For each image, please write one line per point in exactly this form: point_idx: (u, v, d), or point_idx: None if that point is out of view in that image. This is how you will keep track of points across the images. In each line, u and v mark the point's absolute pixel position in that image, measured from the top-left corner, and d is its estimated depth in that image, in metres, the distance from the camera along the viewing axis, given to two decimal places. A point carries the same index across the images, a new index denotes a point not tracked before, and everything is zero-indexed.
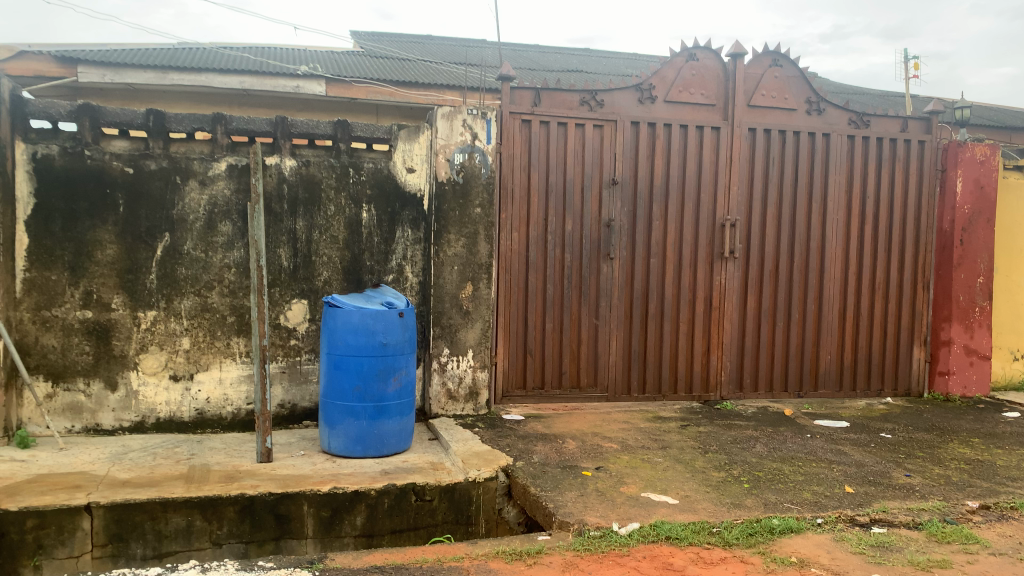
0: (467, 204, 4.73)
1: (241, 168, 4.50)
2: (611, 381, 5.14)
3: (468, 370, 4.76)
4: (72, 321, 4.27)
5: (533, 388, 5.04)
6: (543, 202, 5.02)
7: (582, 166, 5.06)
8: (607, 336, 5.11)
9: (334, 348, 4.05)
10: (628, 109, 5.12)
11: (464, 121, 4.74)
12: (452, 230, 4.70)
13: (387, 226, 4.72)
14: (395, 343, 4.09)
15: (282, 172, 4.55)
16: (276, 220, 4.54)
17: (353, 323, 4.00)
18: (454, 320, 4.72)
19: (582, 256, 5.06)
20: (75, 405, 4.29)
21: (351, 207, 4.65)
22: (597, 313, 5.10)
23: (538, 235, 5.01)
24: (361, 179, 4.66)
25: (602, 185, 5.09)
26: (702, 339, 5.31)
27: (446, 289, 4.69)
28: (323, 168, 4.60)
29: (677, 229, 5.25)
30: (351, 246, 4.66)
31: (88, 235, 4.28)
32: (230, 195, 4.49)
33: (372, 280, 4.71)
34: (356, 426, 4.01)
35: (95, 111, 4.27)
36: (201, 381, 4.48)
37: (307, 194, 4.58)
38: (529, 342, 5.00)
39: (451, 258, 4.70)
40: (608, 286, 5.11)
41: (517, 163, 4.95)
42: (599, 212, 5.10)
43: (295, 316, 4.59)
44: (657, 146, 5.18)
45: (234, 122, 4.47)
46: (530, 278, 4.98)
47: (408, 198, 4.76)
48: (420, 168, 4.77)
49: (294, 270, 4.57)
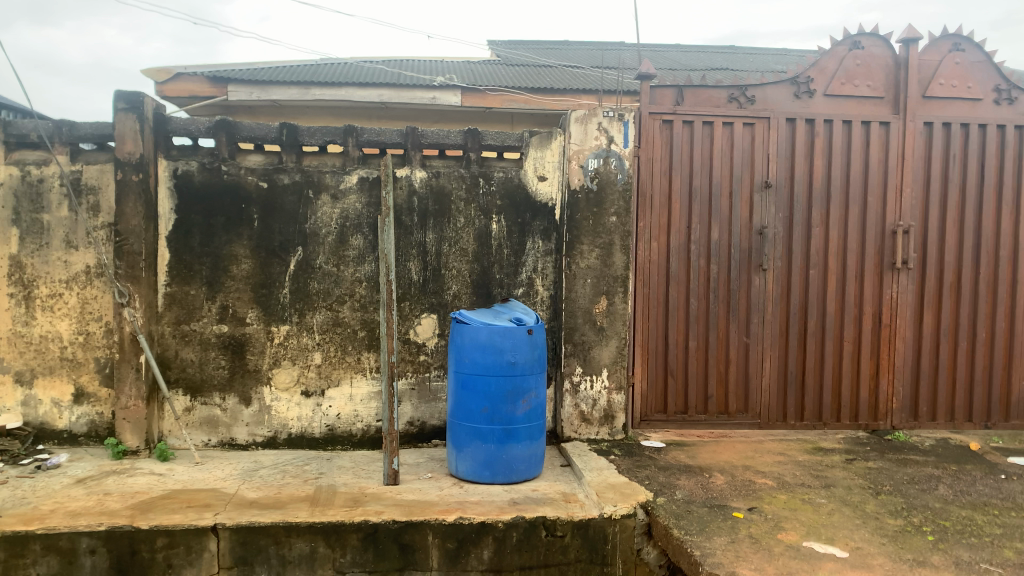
0: (602, 213, 4.42)
1: (369, 180, 4.39)
2: (763, 406, 4.67)
3: (602, 392, 4.42)
4: (209, 336, 4.31)
5: (675, 412, 4.64)
6: (687, 208, 4.62)
7: (731, 168, 4.63)
8: (758, 355, 4.65)
9: (462, 366, 3.84)
10: (783, 105, 4.65)
11: (600, 124, 4.43)
12: (586, 240, 4.40)
13: (518, 238, 4.49)
14: (525, 363, 3.82)
15: (412, 183, 4.41)
16: (405, 233, 4.40)
17: (481, 340, 3.78)
18: (587, 338, 4.40)
19: (730, 268, 4.63)
20: (211, 419, 4.33)
21: (481, 219, 4.45)
22: (748, 330, 4.64)
23: (681, 244, 4.61)
24: (491, 189, 4.46)
25: (754, 189, 4.63)
26: (868, 360, 4.73)
27: (579, 304, 4.39)
28: (452, 179, 4.43)
29: (840, 237, 4.70)
30: (481, 259, 4.46)
31: (224, 250, 4.31)
32: (360, 208, 4.38)
33: (502, 294, 4.49)
34: (484, 450, 3.78)
35: (231, 127, 4.30)
36: (331, 397, 4.39)
37: (436, 205, 4.42)
38: (671, 361, 4.60)
39: (585, 270, 4.39)
40: (760, 300, 4.64)
41: (658, 167, 4.59)
42: (750, 218, 4.65)
43: (424, 331, 4.43)
44: (817, 144, 4.66)
45: (365, 134, 4.37)
46: (672, 291, 4.59)
47: (539, 208, 4.50)
48: (551, 176, 4.50)
49: (423, 285, 4.42)
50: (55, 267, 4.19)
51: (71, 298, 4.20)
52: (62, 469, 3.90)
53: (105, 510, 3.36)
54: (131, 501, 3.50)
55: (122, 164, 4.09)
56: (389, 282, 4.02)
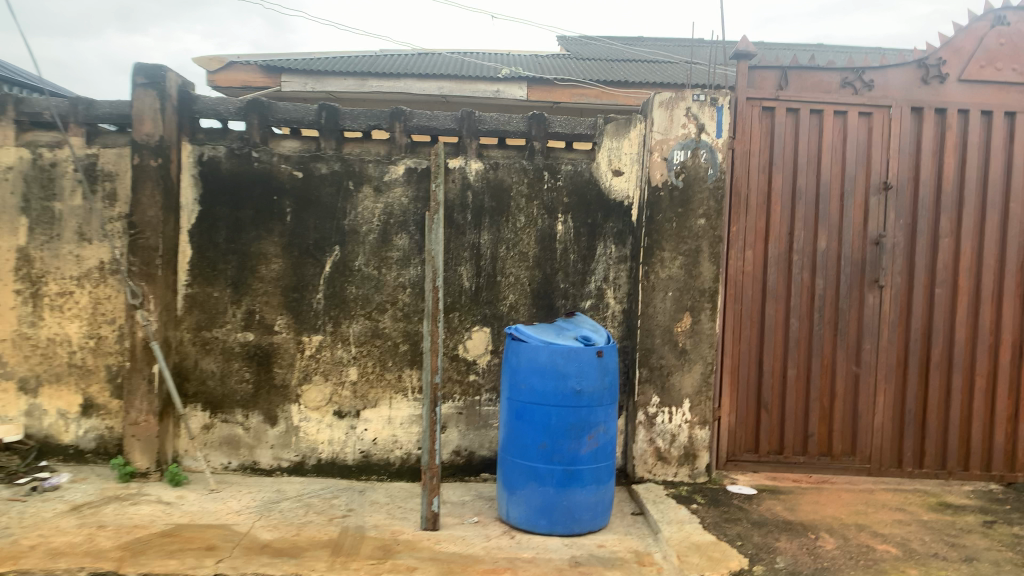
0: (688, 214, 3.75)
1: (417, 170, 3.81)
2: (874, 449, 3.92)
3: (682, 427, 3.76)
4: (232, 345, 3.80)
5: (769, 453, 3.94)
6: (788, 212, 3.92)
7: (843, 165, 3.91)
8: (870, 389, 3.90)
9: (517, 393, 3.22)
10: (907, 92, 3.91)
11: (688, 109, 3.76)
12: (668, 246, 3.74)
13: (587, 242, 3.85)
14: (592, 392, 3.18)
15: (466, 176, 3.82)
16: (457, 233, 3.82)
17: (540, 362, 3.16)
18: (666, 361, 3.75)
19: (838, 284, 3.90)
20: (232, 439, 3.82)
21: (546, 218, 3.84)
22: (859, 358, 3.90)
23: (780, 254, 3.91)
24: (557, 184, 3.84)
25: (870, 191, 3.90)
26: (1006, 399, 3.92)
27: (657, 321, 3.74)
28: (509, 171, 3.82)
29: (975, 250, 3.92)
30: (543, 265, 3.84)
31: (252, 247, 3.79)
32: (407, 203, 3.80)
33: (566, 307, 3.86)
34: (540, 494, 3.16)
35: (265, 108, 3.79)
36: (368, 420, 3.82)
37: (494, 202, 3.82)
38: (764, 391, 3.90)
39: (665, 282, 3.74)
40: (874, 323, 3.90)
41: (754, 163, 3.90)
42: (864, 226, 3.92)
43: (475, 347, 3.83)
44: (949, 138, 3.90)
45: (414, 118, 3.81)
46: (768, 309, 3.89)
47: (612, 207, 3.87)
48: (628, 169, 3.86)
49: (476, 293, 3.83)
50: (66, 262, 3.74)
51: (83, 297, 3.75)
52: (60, 492, 3.42)
53: (93, 550, 2.86)
54: (126, 538, 2.99)
55: (140, 148, 3.61)
56: (436, 291, 3.45)
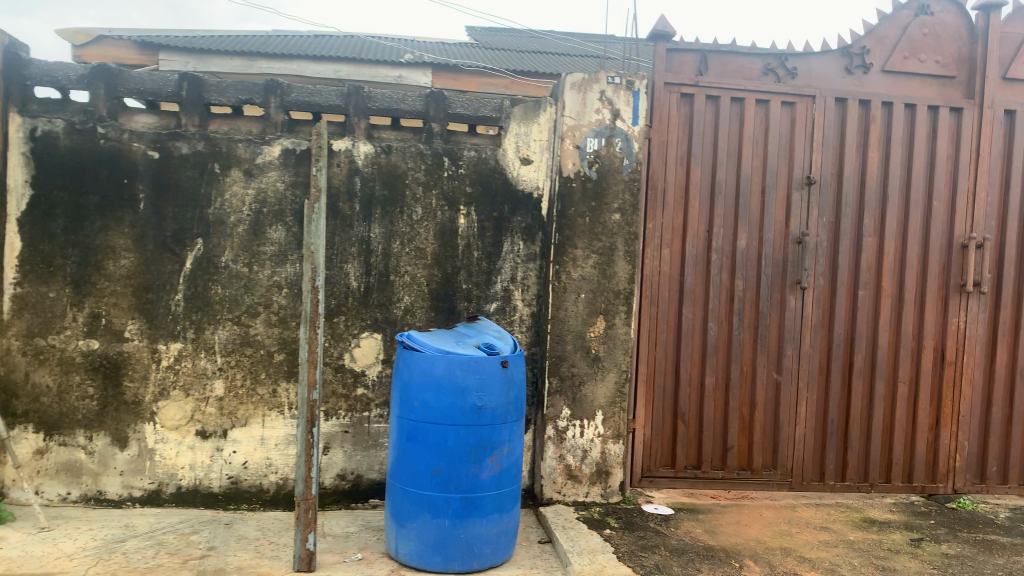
0: (601, 207, 3.40)
1: (296, 153, 3.33)
2: (795, 461, 3.68)
3: (595, 442, 3.41)
4: (72, 354, 3.22)
5: (686, 467, 3.63)
6: (708, 207, 3.62)
7: (764, 158, 3.65)
8: (791, 398, 3.66)
9: (408, 410, 2.79)
10: (831, 82, 3.68)
11: (602, 93, 3.41)
12: (580, 243, 3.38)
13: (492, 237, 3.45)
14: (495, 407, 2.77)
15: (354, 160, 3.36)
16: (344, 225, 3.34)
17: (435, 375, 2.73)
18: (578, 369, 3.39)
19: (760, 286, 3.64)
20: (72, 466, 3.23)
21: (446, 210, 3.41)
22: (781, 365, 3.65)
23: (699, 253, 3.61)
24: (458, 172, 3.42)
25: (793, 186, 3.66)
26: (927, 406, 3.75)
27: (568, 326, 3.38)
28: (403, 156, 3.38)
29: (897, 251, 3.73)
30: (443, 263, 3.42)
31: (98, 239, 3.22)
32: (283, 189, 3.33)
33: (468, 310, 3.44)
34: (435, 527, 2.74)
35: (113, 75, 3.22)
36: (236, 441, 3.32)
37: (386, 190, 3.37)
38: (682, 402, 3.59)
39: (577, 283, 3.38)
40: (796, 327, 3.66)
41: (672, 153, 3.58)
42: (786, 223, 3.67)
43: (364, 356, 3.37)
44: (872, 132, 3.69)
45: (292, 93, 3.33)
46: (686, 312, 3.59)
47: (520, 199, 3.47)
48: (537, 158, 3.47)
49: (365, 294, 3.36)
50: None
51: None
52: None
53: None
54: None
55: None
56: (317, 291, 2.99)
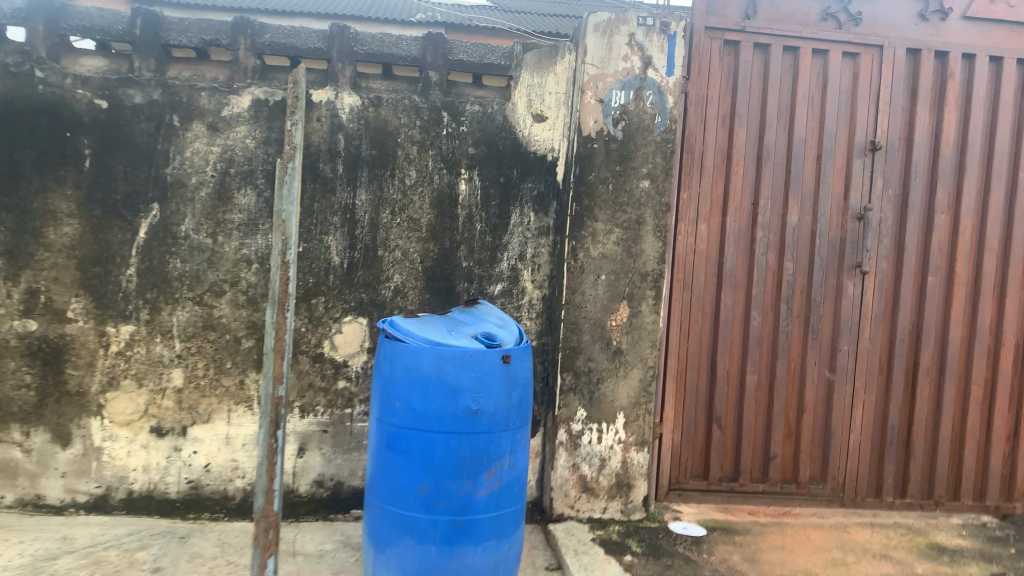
0: (628, 173, 2.88)
1: (268, 104, 2.84)
2: (849, 475, 3.16)
3: (614, 449, 2.91)
4: (7, 336, 2.77)
5: (721, 479, 3.13)
6: (753, 176, 3.09)
7: (821, 120, 3.10)
8: (845, 401, 3.14)
9: (390, 412, 2.30)
10: (902, 30, 3.11)
11: (630, 37, 2.87)
12: (601, 215, 2.87)
13: (498, 207, 2.94)
14: (494, 411, 2.27)
15: (336, 113, 2.85)
16: (324, 189, 2.86)
17: (421, 372, 2.24)
18: (596, 364, 2.88)
19: (812, 269, 3.11)
20: (7, 465, 2.79)
21: (444, 173, 2.90)
22: (834, 363, 3.12)
23: (742, 230, 3.08)
24: (459, 129, 2.91)
25: (853, 153, 3.11)
26: (1005, 413, 3.21)
27: (586, 313, 2.87)
28: (394, 110, 2.87)
29: (975, 231, 3.17)
30: (440, 236, 2.91)
31: (36, 202, 2.76)
32: (253, 147, 2.84)
33: (469, 292, 2.93)
34: (419, 554, 2.26)
35: (55, 9, 2.73)
36: (198, 440, 2.86)
37: (374, 150, 2.87)
38: (717, 403, 3.08)
39: (598, 263, 2.87)
40: (853, 319, 3.13)
41: (712, 111, 3.04)
42: (845, 196, 3.12)
43: (346, 344, 2.90)
44: (949, 89, 3.12)
45: (266, 33, 2.82)
46: (724, 299, 3.06)
47: (532, 161, 2.95)
48: (553, 114, 2.95)
49: (348, 272, 2.88)
50: None
51: None
52: None
53: None
54: None
55: None
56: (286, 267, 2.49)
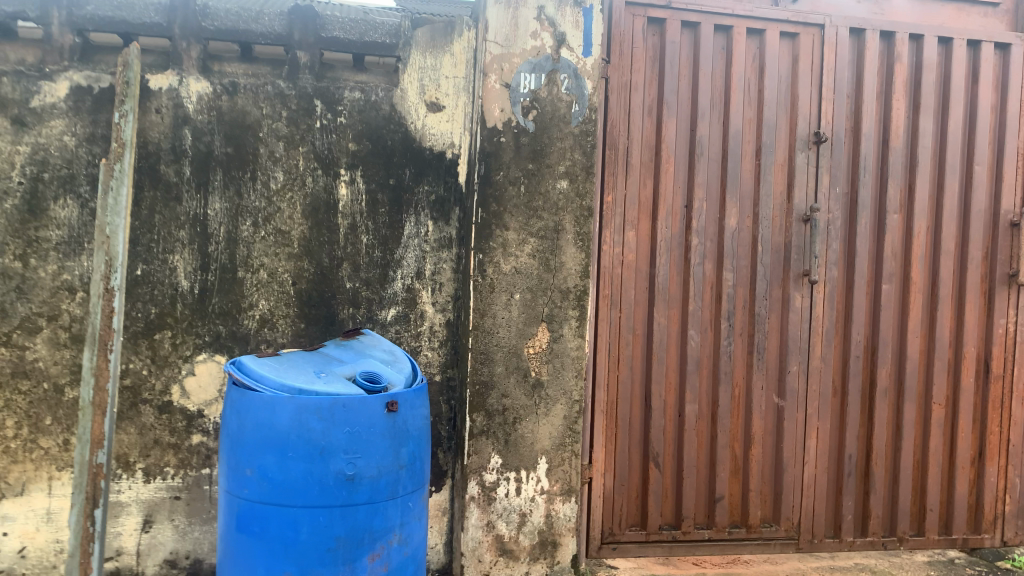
0: (542, 171, 2.42)
1: (92, 93, 2.27)
2: (804, 514, 2.76)
3: (537, 502, 2.43)
4: None
5: (661, 528, 2.68)
6: (686, 174, 2.67)
7: (758, 110, 2.72)
8: (797, 429, 2.75)
9: (240, 482, 1.76)
10: (845, 7, 2.75)
11: (539, 10, 2.42)
12: (512, 221, 2.40)
13: (387, 215, 2.43)
14: (377, 476, 1.75)
15: (181, 103, 2.33)
16: (167, 197, 2.33)
17: (278, 430, 1.70)
18: (512, 401, 2.41)
19: (755, 280, 2.70)
20: None
21: (319, 174, 2.40)
22: (784, 386, 2.73)
23: (675, 236, 2.66)
24: (336, 122, 2.41)
25: (796, 146, 2.74)
26: (969, 435, 2.87)
27: (498, 339, 2.39)
28: (254, 99, 2.37)
29: (929, 232, 2.85)
30: (317, 252, 2.39)
31: None
32: (73, 146, 2.26)
33: (355, 319, 2.41)
34: None
35: None
36: (8, 519, 2.25)
37: (231, 149, 2.35)
38: (654, 440, 2.63)
39: (510, 279, 2.40)
40: (803, 335, 2.74)
41: (636, 99, 2.61)
42: (789, 196, 2.74)
43: (201, 388, 2.35)
44: (897, 74, 2.79)
45: (88, 5, 2.24)
46: (659, 317, 2.63)
47: (427, 159, 2.46)
48: (451, 103, 2.47)
49: (201, 298, 2.34)
50: None
51: None
52: None
53: None
54: None
55: None
56: (111, 298, 1.99)
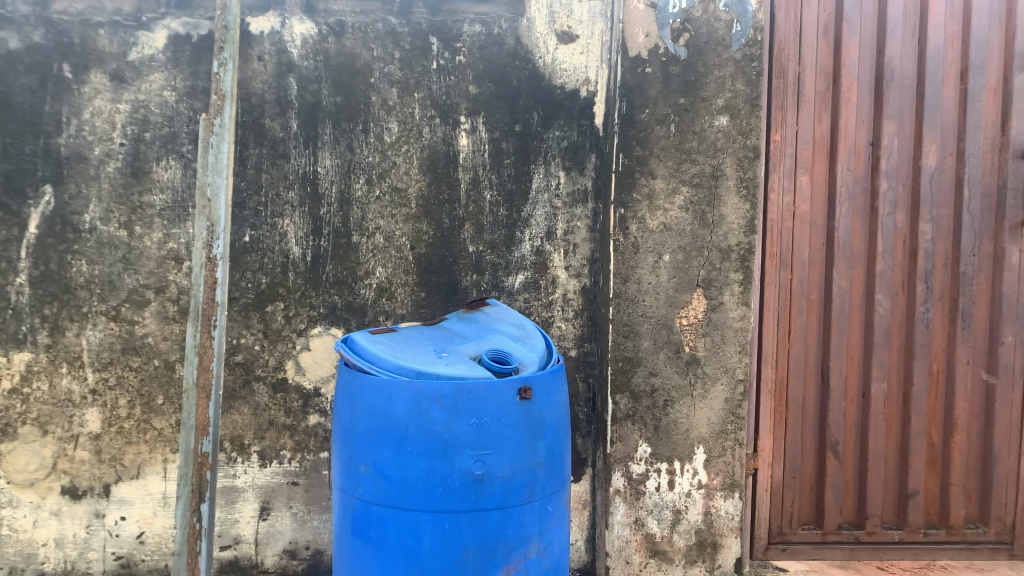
0: (697, 106, 2.03)
1: (191, 41, 2.09)
2: (1020, 515, 2.28)
3: (693, 497, 2.09)
4: None
5: (841, 527, 2.27)
6: (871, 106, 2.19)
7: (965, 21, 2.19)
8: (1012, 413, 2.25)
9: (354, 480, 1.52)
10: None
11: None
12: (660, 168, 2.04)
13: (514, 166, 2.11)
14: (510, 476, 1.45)
15: (284, 48, 2.10)
16: (273, 154, 2.10)
17: (395, 421, 1.44)
18: (662, 380, 2.07)
19: (960, 231, 2.21)
20: None
21: (437, 123, 2.11)
22: (995, 360, 2.24)
23: (859, 181, 2.20)
24: (455, 62, 2.11)
25: (1014, 64, 2.19)
26: None
27: (645, 309, 2.05)
28: (363, 39, 2.10)
29: None
30: (436, 211, 2.11)
31: None
32: (173, 102, 2.09)
33: (480, 287, 2.12)
34: None
35: None
36: (126, 502, 2.13)
37: (340, 98, 2.10)
38: (832, 424, 2.24)
39: (658, 238, 2.04)
40: (1020, 299, 2.23)
41: (809, 16, 2.16)
42: (1004, 126, 2.21)
43: (316, 366, 2.13)
44: None
45: None
46: (837, 280, 2.20)
47: (558, 100, 2.12)
48: (586, 31, 2.11)
49: (314, 265, 2.11)
50: None
51: None
52: None
53: None
54: None
55: None
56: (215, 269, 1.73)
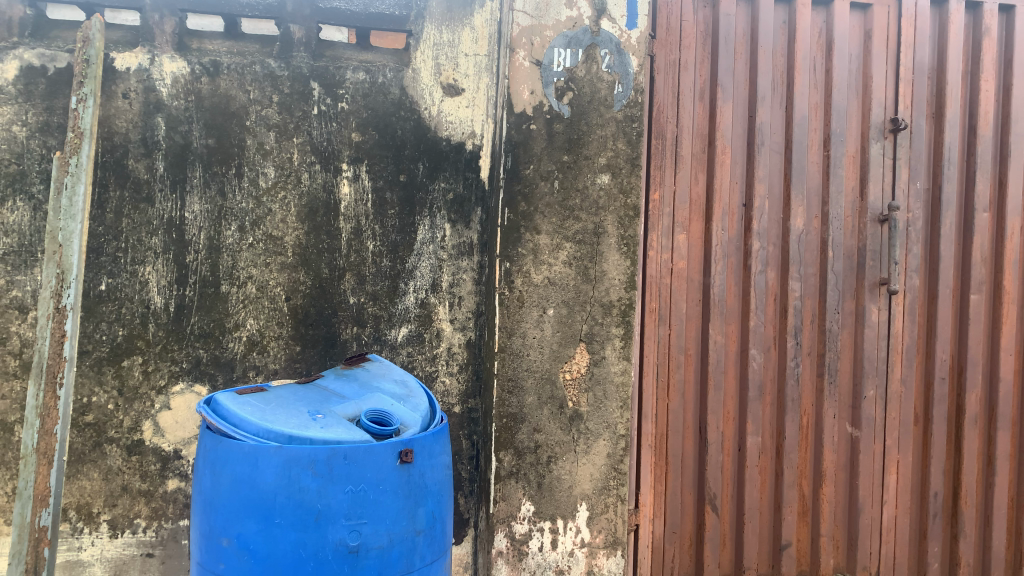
0: (580, 164, 2.06)
1: (46, 74, 1.93)
2: (883, 562, 2.37)
3: (576, 557, 2.06)
4: None
5: None
6: (743, 169, 2.29)
7: (826, 93, 2.32)
8: (875, 464, 2.36)
9: (215, 555, 1.39)
10: None
11: None
12: (544, 223, 2.04)
13: (398, 217, 2.06)
14: (388, 546, 1.37)
15: (153, 86, 1.98)
16: (137, 197, 1.97)
17: (262, 490, 1.33)
18: (546, 437, 2.04)
19: (825, 290, 2.31)
20: None
21: (317, 170, 2.03)
22: (859, 413, 2.34)
23: (732, 240, 2.28)
24: (337, 110, 2.05)
25: (870, 135, 2.34)
26: None
27: (529, 363, 2.03)
28: (239, 81, 2.01)
29: None
30: (315, 260, 2.02)
31: None
32: (23, 137, 1.92)
33: (360, 341, 2.04)
34: None
35: None
36: None
37: (211, 140, 1.99)
38: (710, 479, 2.26)
39: (542, 292, 2.03)
40: (879, 354, 2.35)
41: (686, 82, 2.25)
42: (863, 191, 2.35)
43: (177, 425, 1.98)
44: (985, 51, 2.38)
45: None
46: (714, 335, 2.25)
47: (444, 152, 2.09)
48: (471, 84, 2.10)
49: (178, 316, 1.98)
50: None
51: None
52: None
53: None
54: None
55: None
56: (64, 321, 1.57)
